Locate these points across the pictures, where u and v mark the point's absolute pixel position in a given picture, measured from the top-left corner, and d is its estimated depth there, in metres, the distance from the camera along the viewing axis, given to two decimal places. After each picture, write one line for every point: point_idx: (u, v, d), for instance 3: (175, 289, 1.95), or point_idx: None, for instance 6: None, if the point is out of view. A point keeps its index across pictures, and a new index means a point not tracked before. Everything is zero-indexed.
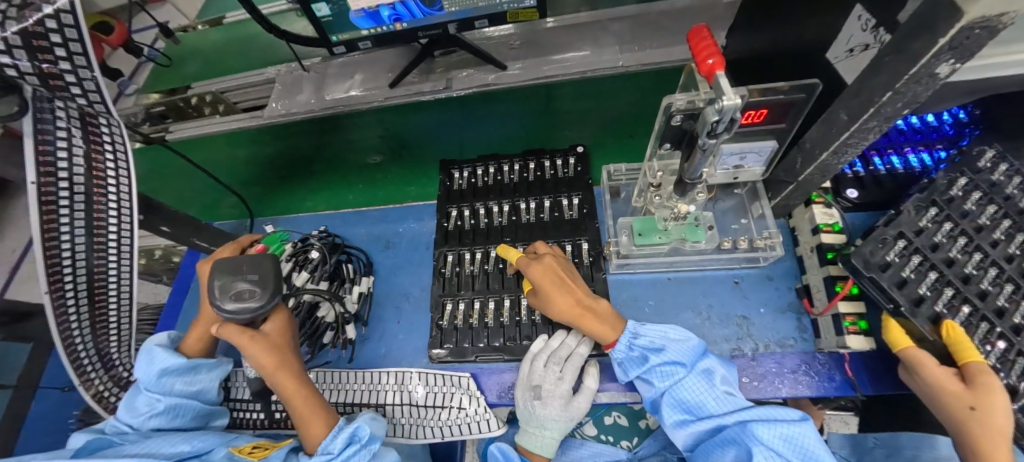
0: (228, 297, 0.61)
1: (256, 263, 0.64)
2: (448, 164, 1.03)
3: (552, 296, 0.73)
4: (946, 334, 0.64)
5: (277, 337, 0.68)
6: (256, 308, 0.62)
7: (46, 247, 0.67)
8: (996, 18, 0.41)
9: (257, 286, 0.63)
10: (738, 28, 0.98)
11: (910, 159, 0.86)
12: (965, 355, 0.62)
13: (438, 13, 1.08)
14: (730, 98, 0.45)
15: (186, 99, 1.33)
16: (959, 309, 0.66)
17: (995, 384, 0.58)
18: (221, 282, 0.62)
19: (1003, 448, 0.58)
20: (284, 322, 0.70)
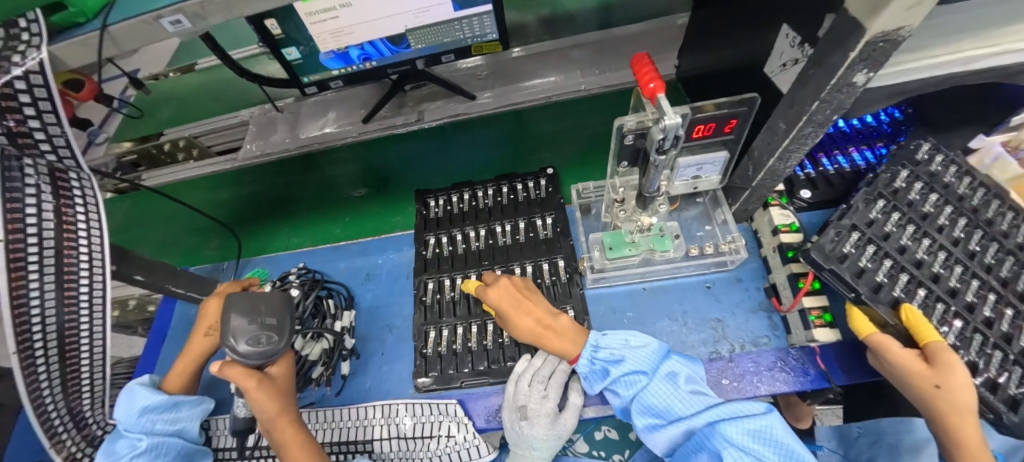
0: (244, 339, 0.63)
1: (271, 303, 0.66)
2: (424, 194, 1.06)
3: (512, 319, 0.75)
4: (905, 318, 0.67)
5: (282, 381, 0.68)
6: (270, 348, 0.63)
7: (14, 306, 0.66)
8: (895, 32, 0.46)
9: (273, 328, 0.65)
10: (688, 48, 1.05)
11: (855, 157, 0.92)
12: (926, 337, 0.65)
13: (405, 50, 1.12)
14: (671, 118, 0.50)
15: (159, 146, 1.33)
16: (915, 293, 0.70)
17: (955, 360, 0.61)
18: (236, 324, 0.63)
19: (972, 423, 0.60)
20: (287, 370, 0.69)
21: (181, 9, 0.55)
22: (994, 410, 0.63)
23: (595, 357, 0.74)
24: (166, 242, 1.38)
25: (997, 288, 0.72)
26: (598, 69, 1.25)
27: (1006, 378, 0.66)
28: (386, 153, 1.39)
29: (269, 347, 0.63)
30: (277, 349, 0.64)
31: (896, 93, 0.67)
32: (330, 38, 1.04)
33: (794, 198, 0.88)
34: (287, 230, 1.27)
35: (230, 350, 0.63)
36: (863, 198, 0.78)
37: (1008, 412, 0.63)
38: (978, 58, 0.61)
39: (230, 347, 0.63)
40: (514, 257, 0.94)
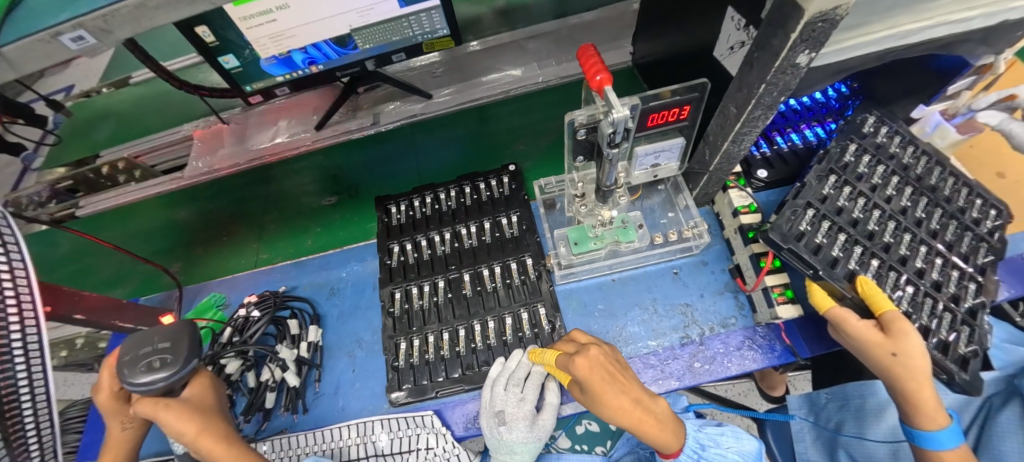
0: (138, 370, 0.56)
1: (161, 329, 0.59)
2: (384, 200, 1.03)
3: (603, 396, 0.65)
4: (861, 289, 0.69)
5: (199, 400, 0.64)
6: (170, 375, 0.57)
7: None
8: (833, 11, 0.45)
9: (170, 353, 0.58)
10: (642, 34, 1.04)
11: (807, 134, 0.94)
12: (880, 306, 0.67)
13: (352, 52, 1.07)
14: (618, 111, 0.50)
15: (96, 169, 1.21)
16: (869, 264, 0.73)
17: (909, 328, 0.63)
18: (129, 357, 0.57)
19: (926, 384, 0.62)
20: (203, 389, 0.65)
21: (81, 24, 0.50)
22: (947, 371, 0.67)
23: (704, 458, 0.72)
24: (114, 273, 1.26)
25: (942, 252, 0.76)
26: (555, 59, 1.23)
27: (955, 338, 0.69)
28: (344, 159, 1.33)
29: (169, 373, 0.57)
30: (179, 374, 0.58)
31: (840, 70, 0.68)
32: (270, 43, 0.98)
33: (751, 178, 0.89)
34: (255, 245, 1.20)
35: (126, 385, 0.57)
36: (816, 175, 0.80)
37: (959, 371, 0.66)
38: (913, 31, 0.63)
39: (124, 382, 0.57)
40: (482, 259, 0.92)
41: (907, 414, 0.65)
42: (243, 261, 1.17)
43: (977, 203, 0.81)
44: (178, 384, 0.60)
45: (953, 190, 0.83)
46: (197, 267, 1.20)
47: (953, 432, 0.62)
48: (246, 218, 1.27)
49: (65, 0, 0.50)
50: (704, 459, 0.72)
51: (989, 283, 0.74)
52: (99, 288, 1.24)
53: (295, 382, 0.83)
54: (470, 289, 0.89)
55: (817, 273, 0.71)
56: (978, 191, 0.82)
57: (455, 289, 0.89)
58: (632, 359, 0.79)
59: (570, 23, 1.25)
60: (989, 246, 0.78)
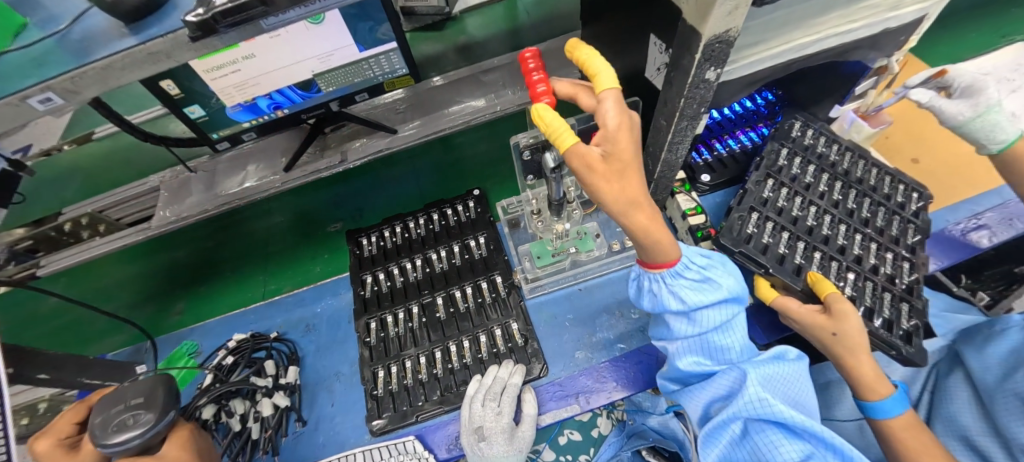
0: (109, 429, 0.58)
1: (139, 385, 0.63)
2: (355, 233, 1.06)
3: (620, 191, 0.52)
4: (810, 280, 0.75)
5: (177, 455, 0.62)
6: (141, 430, 0.59)
7: None
8: (726, 34, 0.53)
9: (144, 408, 0.61)
10: (588, 61, 1.13)
11: (742, 139, 1.03)
12: (824, 291, 0.72)
13: (316, 95, 1.12)
14: (561, 125, 0.64)
15: (58, 226, 1.21)
16: (812, 256, 0.80)
17: (847, 307, 0.68)
18: (100, 419, 0.59)
19: (868, 359, 0.67)
20: (181, 444, 0.63)
21: (49, 87, 0.53)
22: (894, 346, 0.72)
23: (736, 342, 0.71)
24: (108, 322, 1.21)
25: (870, 235, 0.84)
26: (511, 88, 1.31)
27: (897, 313, 0.76)
28: (315, 198, 1.35)
29: (140, 429, 0.59)
30: (152, 426, 0.60)
31: (754, 82, 0.77)
32: (235, 92, 1.02)
33: (696, 183, 0.97)
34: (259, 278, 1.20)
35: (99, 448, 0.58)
36: (755, 181, 0.87)
37: (906, 346, 0.72)
38: (808, 44, 0.72)
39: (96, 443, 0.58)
40: (453, 281, 0.95)
41: (855, 388, 0.69)
42: (254, 294, 1.17)
43: (901, 189, 0.91)
44: (154, 439, 0.61)
45: (875, 178, 0.92)
46: (202, 303, 1.19)
47: (897, 400, 0.66)
48: (219, 262, 1.27)
49: (32, 67, 0.53)
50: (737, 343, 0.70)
51: (919, 260, 0.82)
52: (89, 341, 1.18)
53: (284, 402, 0.85)
54: (444, 312, 0.91)
55: (768, 270, 0.77)
56: (901, 178, 0.92)
57: (430, 313, 0.92)
58: (605, 364, 0.82)
59: (522, 56, 1.35)
60: (915, 226, 0.86)
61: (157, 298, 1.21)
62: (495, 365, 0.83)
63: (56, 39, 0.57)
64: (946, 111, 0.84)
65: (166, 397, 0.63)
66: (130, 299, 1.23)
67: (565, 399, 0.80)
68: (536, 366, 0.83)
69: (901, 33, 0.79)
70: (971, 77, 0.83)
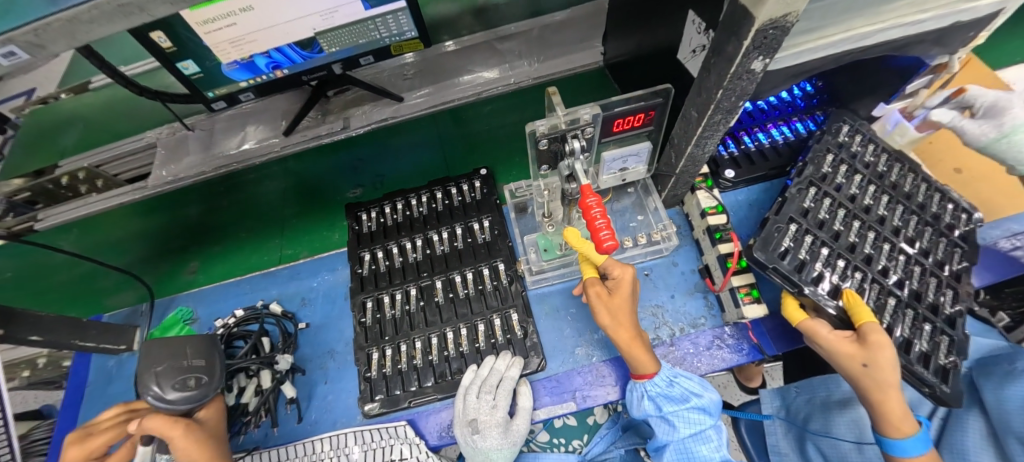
0: (170, 385, 0.65)
1: (197, 346, 0.69)
2: (355, 207, 1.02)
3: (612, 308, 0.70)
4: (845, 300, 0.70)
5: (212, 426, 0.68)
6: (198, 392, 0.66)
7: None
8: (783, 18, 0.45)
9: (202, 372, 0.67)
10: (615, 33, 1.03)
11: (773, 133, 0.95)
12: (861, 318, 0.67)
13: (318, 55, 1.05)
14: (587, 107, 0.60)
15: (55, 179, 1.17)
16: (851, 277, 0.74)
17: (884, 341, 0.63)
18: (164, 368, 0.66)
19: (895, 395, 0.64)
20: (215, 414, 0.70)
21: (11, 39, 0.47)
22: (928, 384, 0.68)
23: (674, 380, 0.70)
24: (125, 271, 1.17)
25: (904, 249, 0.78)
26: (527, 60, 1.22)
27: (935, 347, 0.71)
28: (315, 165, 1.28)
29: (196, 390, 0.65)
30: (206, 392, 0.66)
31: (800, 73, 0.69)
32: (230, 48, 0.95)
33: (719, 177, 0.91)
34: (254, 244, 1.16)
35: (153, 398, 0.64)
36: (797, 188, 0.80)
37: (941, 384, 0.68)
38: (868, 34, 0.63)
39: (154, 396, 0.65)
40: (454, 265, 0.91)
41: (875, 421, 0.66)
42: (257, 258, 1.13)
43: (950, 208, 0.84)
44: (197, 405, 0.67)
45: (912, 185, 0.85)
46: (216, 263, 1.14)
47: (919, 440, 0.64)
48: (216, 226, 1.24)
49: None
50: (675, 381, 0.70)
51: (962, 289, 0.77)
52: (100, 297, 1.14)
53: (268, 382, 0.83)
54: (443, 296, 0.88)
55: (802, 292, 0.71)
56: (951, 195, 0.85)
57: (428, 297, 0.89)
58: (604, 362, 0.80)
59: (542, 23, 1.25)
60: (963, 251, 0.80)
61: (171, 255, 1.16)
62: (492, 356, 0.80)
63: None
64: (969, 132, 0.84)
65: (220, 364, 0.70)
66: (143, 254, 1.18)
67: (562, 395, 0.78)
68: (535, 359, 0.81)
69: (974, 26, 0.70)
70: (994, 96, 0.81)
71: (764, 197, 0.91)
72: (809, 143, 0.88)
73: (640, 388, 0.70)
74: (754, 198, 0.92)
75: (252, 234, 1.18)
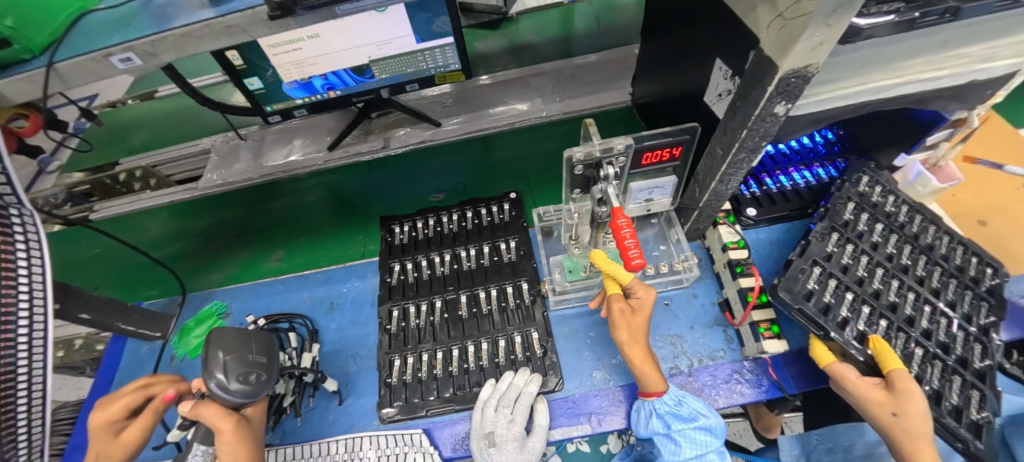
0: (235, 376, 0.65)
1: (262, 341, 0.71)
2: (389, 220, 1.07)
3: (624, 326, 0.73)
4: (872, 347, 0.70)
5: (257, 425, 0.70)
6: (259, 391, 0.67)
7: None
8: (805, 69, 0.51)
9: (263, 370, 0.69)
10: (646, 76, 1.10)
11: (795, 177, 0.99)
12: (889, 364, 0.67)
13: (369, 80, 1.14)
14: (622, 138, 0.65)
15: (114, 175, 1.28)
16: (877, 325, 0.74)
17: (914, 390, 0.63)
18: (230, 359, 0.66)
19: (929, 449, 0.62)
20: (260, 413, 0.72)
21: (132, 47, 0.56)
22: (961, 438, 0.66)
23: (681, 400, 0.71)
24: (209, 260, 1.20)
25: (928, 300, 0.78)
26: (560, 96, 1.30)
27: (965, 401, 0.70)
28: (350, 180, 1.33)
29: (260, 389, 0.67)
30: (261, 390, 0.67)
31: (821, 120, 0.73)
32: (293, 68, 1.06)
33: (741, 215, 0.94)
34: (298, 242, 1.20)
35: (214, 386, 0.64)
36: (819, 232, 0.83)
37: (973, 439, 0.66)
38: (886, 87, 0.67)
39: (215, 385, 0.64)
40: (479, 281, 0.95)
41: None
42: (291, 260, 1.16)
43: (974, 262, 0.84)
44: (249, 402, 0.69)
45: (934, 237, 0.86)
46: (300, 254, 1.17)
47: None
48: (269, 225, 1.25)
49: (123, 30, 0.58)
50: (682, 402, 0.71)
51: (990, 344, 0.75)
52: (141, 285, 1.18)
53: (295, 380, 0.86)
54: (467, 310, 0.91)
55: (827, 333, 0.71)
56: (974, 250, 0.85)
57: (452, 310, 0.92)
58: (621, 387, 0.81)
59: (574, 64, 1.35)
60: (990, 306, 0.79)
61: (228, 246, 1.22)
62: (511, 371, 0.82)
63: (139, 3, 0.62)
64: None
65: (278, 362, 0.72)
66: (224, 244, 1.22)
67: (576, 414, 0.79)
68: (552, 379, 0.82)
69: (990, 84, 0.74)
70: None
71: (786, 237, 0.94)
72: (831, 190, 0.91)
73: (647, 405, 0.71)
74: (775, 238, 0.94)
75: (304, 232, 1.22)
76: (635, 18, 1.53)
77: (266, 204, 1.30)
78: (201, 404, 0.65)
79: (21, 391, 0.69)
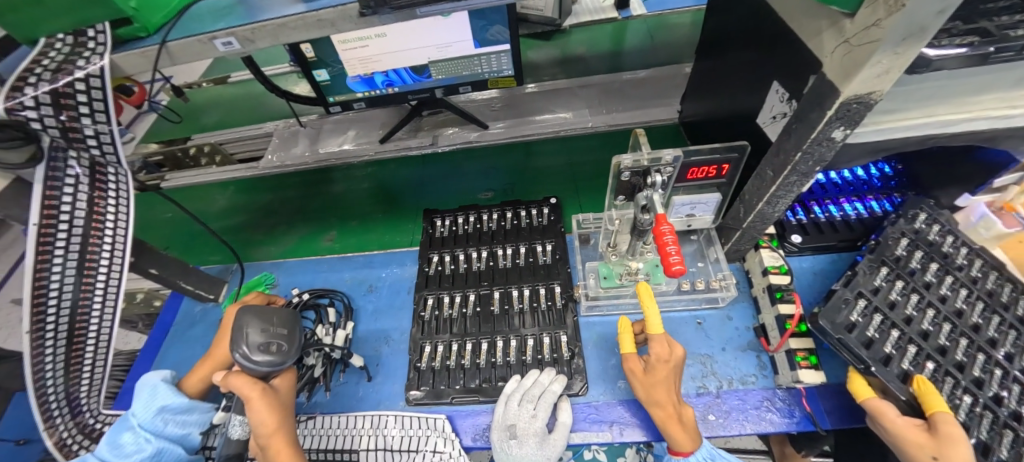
0: (256, 348, 0.70)
1: (283, 316, 0.75)
2: (432, 213, 1.12)
3: (649, 386, 0.73)
4: (916, 386, 0.67)
5: (284, 395, 0.74)
6: (280, 361, 0.71)
7: (36, 275, 0.74)
8: (867, 96, 0.51)
9: (284, 341, 0.72)
10: (697, 95, 1.10)
11: (846, 207, 0.96)
12: (932, 406, 0.64)
13: (426, 80, 1.20)
14: (671, 150, 0.67)
15: (184, 149, 1.40)
16: (924, 366, 0.70)
17: (958, 436, 0.60)
18: (252, 332, 0.71)
19: None
20: (288, 383, 0.76)
21: (233, 32, 0.63)
22: None
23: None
24: (267, 234, 1.28)
25: (984, 348, 0.74)
26: (606, 108, 1.32)
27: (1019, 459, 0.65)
28: (398, 173, 1.39)
29: (280, 360, 0.71)
30: (285, 360, 0.71)
31: (879, 150, 0.71)
32: (358, 64, 1.13)
33: (785, 241, 0.92)
34: (352, 225, 1.26)
35: (240, 357, 0.69)
36: (867, 265, 0.80)
37: None
38: (954, 122, 0.65)
39: (242, 356, 0.69)
40: (513, 280, 0.97)
41: None
42: (340, 242, 1.22)
43: None
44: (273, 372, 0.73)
45: (996, 283, 0.82)
46: (351, 236, 1.23)
47: None
48: (328, 207, 1.32)
49: (225, 17, 0.64)
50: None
51: None
52: (202, 251, 1.27)
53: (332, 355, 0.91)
54: (498, 307, 0.94)
55: (869, 368, 0.70)
56: None
57: (484, 304, 0.95)
58: None
59: (623, 78, 1.37)
60: None
61: (285, 223, 1.29)
62: (537, 369, 0.84)
63: None
64: None
65: (300, 336, 0.75)
66: (285, 220, 1.30)
67: (599, 421, 0.79)
68: (578, 383, 0.83)
69: None
70: None
71: (831, 268, 0.91)
72: (883, 224, 0.89)
73: None
74: (819, 268, 0.92)
75: (358, 217, 1.28)
76: (689, 37, 1.54)
77: (326, 188, 1.37)
78: (232, 374, 0.71)
79: (95, 314, 0.86)
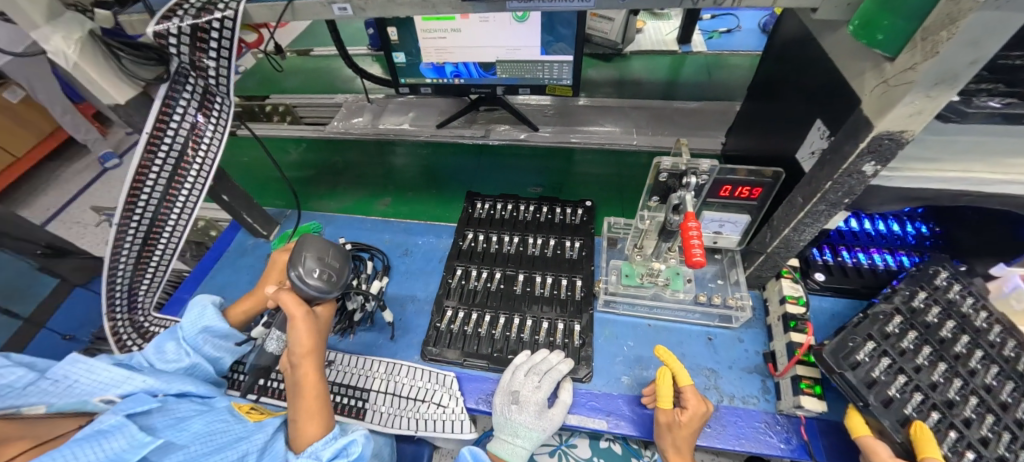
0: (310, 272, 0.77)
1: (339, 252, 0.82)
2: (474, 195, 1.20)
3: (672, 437, 0.76)
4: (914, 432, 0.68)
5: (321, 323, 0.81)
6: (328, 289, 0.78)
7: (136, 173, 0.85)
8: (898, 133, 0.55)
9: (334, 274, 0.79)
10: (742, 130, 1.16)
11: (875, 257, 0.98)
12: (925, 452, 0.65)
13: (491, 76, 1.30)
14: (709, 161, 0.73)
15: (262, 106, 1.56)
16: (927, 415, 0.71)
17: None
18: (310, 258, 0.78)
19: None
20: (326, 314, 0.83)
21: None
22: None
23: None
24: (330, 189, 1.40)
25: (994, 410, 0.74)
26: (652, 130, 1.38)
27: None
28: (449, 159, 1.49)
29: (327, 289, 0.78)
30: (332, 290, 0.79)
31: (911, 199, 0.75)
32: (433, 52, 1.25)
33: (808, 277, 0.95)
34: (407, 194, 1.36)
35: (296, 276, 0.77)
36: (882, 311, 0.83)
37: None
38: (988, 181, 0.68)
39: (297, 275, 0.77)
40: (538, 267, 1.03)
41: None
42: (392, 206, 1.33)
43: None
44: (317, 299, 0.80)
45: None
46: (404, 204, 1.33)
47: None
48: (388, 175, 1.44)
49: None
50: None
51: None
52: (267, 192, 1.41)
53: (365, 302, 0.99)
54: (521, 288, 1.00)
55: (868, 406, 0.72)
56: None
57: (508, 283, 1.01)
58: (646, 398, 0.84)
59: (672, 107, 1.44)
60: None
61: (346, 183, 1.41)
62: (546, 349, 0.89)
63: None
64: None
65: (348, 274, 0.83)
66: (349, 180, 1.42)
67: (597, 409, 0.83)
68: (583, 369, 0.87)
69: None
70: None
71: (847, 311, 0.94)
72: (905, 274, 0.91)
73: None
74: (837, 310, 0.94)
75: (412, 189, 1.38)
76: (743, 79, 1.59)
77: (388, 158, 1.49)
78: (283, 290, 0.78)
79: (172, 219, 0.97)
